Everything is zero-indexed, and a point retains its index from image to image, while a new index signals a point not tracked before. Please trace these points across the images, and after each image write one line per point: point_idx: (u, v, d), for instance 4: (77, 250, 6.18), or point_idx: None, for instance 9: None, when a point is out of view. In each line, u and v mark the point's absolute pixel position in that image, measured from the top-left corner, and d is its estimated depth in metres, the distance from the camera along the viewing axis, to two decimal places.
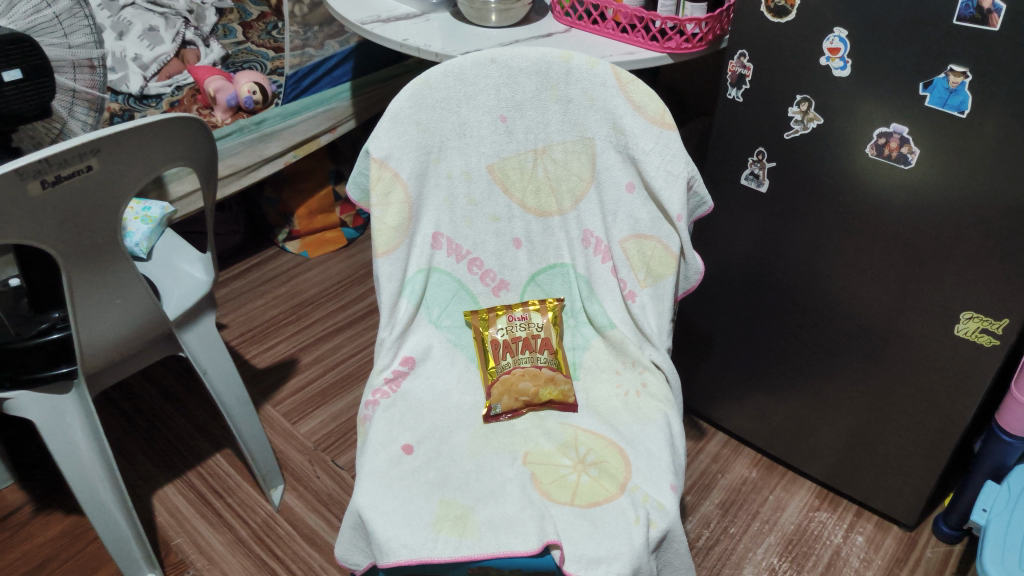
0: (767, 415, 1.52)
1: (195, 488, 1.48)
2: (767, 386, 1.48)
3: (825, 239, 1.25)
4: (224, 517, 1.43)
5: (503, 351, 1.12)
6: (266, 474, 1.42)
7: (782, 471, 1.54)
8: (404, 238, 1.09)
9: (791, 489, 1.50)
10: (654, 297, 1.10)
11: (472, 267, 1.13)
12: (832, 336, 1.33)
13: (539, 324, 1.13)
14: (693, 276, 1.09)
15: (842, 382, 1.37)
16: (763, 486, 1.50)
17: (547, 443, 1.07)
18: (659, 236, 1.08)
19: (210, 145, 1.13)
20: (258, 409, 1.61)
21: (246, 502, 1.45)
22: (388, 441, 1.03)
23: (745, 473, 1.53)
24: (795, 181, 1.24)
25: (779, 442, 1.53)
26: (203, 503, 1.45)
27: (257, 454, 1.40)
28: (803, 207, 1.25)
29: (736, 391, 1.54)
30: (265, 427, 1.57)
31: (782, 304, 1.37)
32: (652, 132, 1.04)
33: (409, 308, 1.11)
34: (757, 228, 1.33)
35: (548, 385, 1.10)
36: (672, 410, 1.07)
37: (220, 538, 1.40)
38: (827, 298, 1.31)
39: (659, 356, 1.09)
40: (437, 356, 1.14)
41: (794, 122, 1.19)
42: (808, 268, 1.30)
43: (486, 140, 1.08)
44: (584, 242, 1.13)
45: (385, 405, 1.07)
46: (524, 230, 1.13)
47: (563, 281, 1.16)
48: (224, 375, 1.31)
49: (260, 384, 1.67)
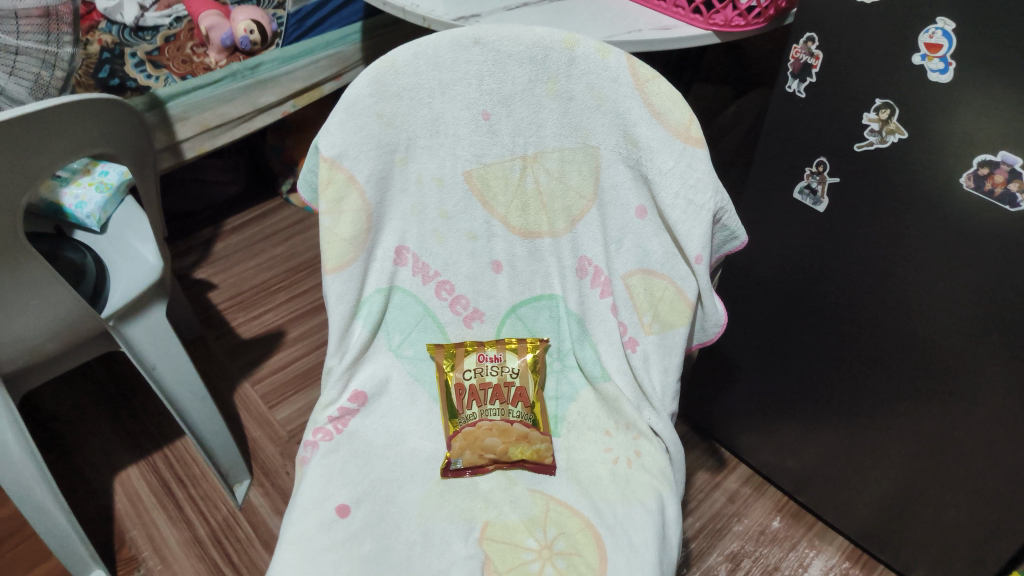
0: (801, 459, 1.31)
1: (161, 476, 1.37)
2: (803, 427, 1.27)
3: (890, 280, 1.01)
4: (184, 511, 1.32)
5: (468, 399, 0.95)
6: (229, 470, 1.31)
7: (809, 521, 1.35)
8: (360, 252, 0.88)
9: (817, 545, 1.31)
10: (660, 348, 0.88)
11: (440, 291, 0.95)
12: (887, 390, 1.10)
13: (515, 368, 0.96)
14: (712, 328, 0.87)
15: (892, 441, 1.14)
16: (784, 538, 1.32)
17: (512, 515, 0.88)
18: (673, 275, 0.85)
19: (110, 119, 0.95)
20: (236, 389, 1.50)
21: (209, 496, 1.34)
22: (327, 496, 0.85)
23: (765, 519, 1.34)
24: (857, 205, 0.99)
25: (811, 489, 1.32)
26: (165, 493, 1.35)
27: (217, 451, 1.28)
28: (866, 237, 1.01)
29: (768, 424, 1.33)
30: (238, 411, 1.46)
31: (827, 344, 1.14)
32: (673, 147, 0.80)
33: (364, 334, 0.93)
34: (805, 253, 1.09)
35: (520, 443, 0.93)
36: (669, 492, 0.86)
37: (177, 534, 1.29)
38: (884, 345, 1.07)
39: (658, 423, 0.89)
40: (394, 391, 0.97)
41: (868, 133, 0.93)
42: (863, 309, 1.06)
43: (465, 140, 0.86)
44: (579, 275, 0.92)
45: (324, 451, 0.89)
46: (507, 252, 0.93)
47: (550, 316, 0.97)
48: (177, 371, 1.18)
49: (241, 359, 1.57)
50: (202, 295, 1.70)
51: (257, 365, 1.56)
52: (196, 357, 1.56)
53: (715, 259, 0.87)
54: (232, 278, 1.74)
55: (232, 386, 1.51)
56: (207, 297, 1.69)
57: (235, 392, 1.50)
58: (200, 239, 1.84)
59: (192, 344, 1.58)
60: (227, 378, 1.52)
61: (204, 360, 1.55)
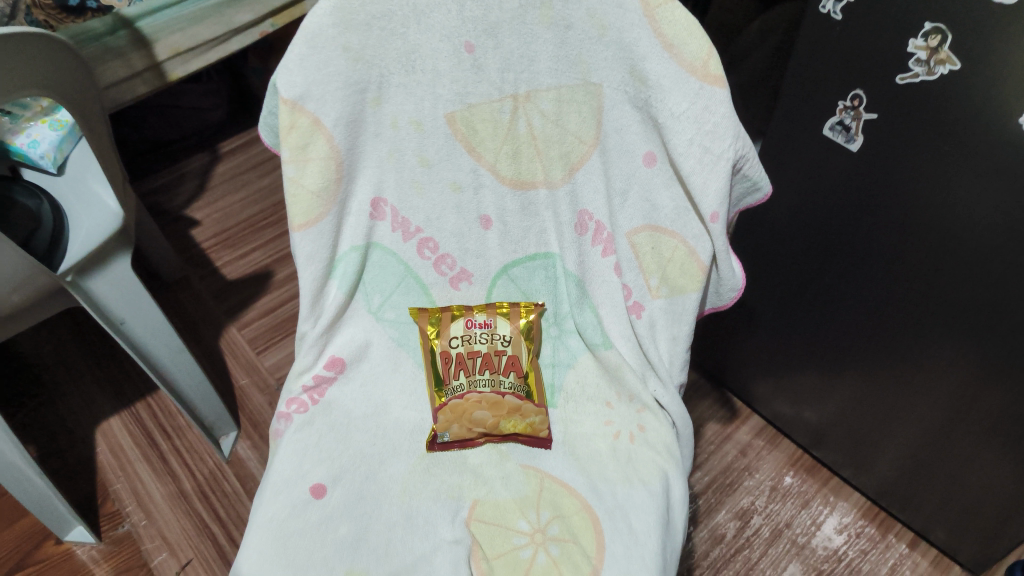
0: (818, 412, 1.23)
1: (145, 427, 1.31)
2: (821, 382, 1.18)
3: (929, 233, 0.90)
4: (169, 464, 1.27)
5: (455, 368, 0.87)
6: (213, 423, 1.25)
7: (825, 476, 1.28)
8: (330, 207, 0.78)
9: (832, 502, 1.25)
10: (668, 313, 0.79)
11: (423, 250, 0.85)
12: (917, 350, 1.00)
13: (506, 335, 0.87)
14: (727, 292, 0.78)
15: (918, 401, 1.05)
16: (798, 494, 1.25)
17: (503, 493, 0.81)
18: (684, 234, 0.75)
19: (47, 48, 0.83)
20: (222, 333, 1.43)
21: (195, 449, 1.29)
22: (302, 475, 0.77)
23: (777, 474, 1.27)
24: (896, 148, 0.87)
25: (828, 444, 1.25)
26: (150, 446, 1.29)
27: (200, 406, 1.21)
28: (904, 183, 0.89)
29: (783, 376, 1.25)
30: (224, 357, 1.39)
31: (853, 300, 1.04)
32: (688, 86, 0.68)
33: (339, 297, 0.84)
34: (833, 199, 0.98)
35: (512, 416, 0.85)
36: (675, 470, 0.78)
37: (163, 489, 1.24)
38: (917, 303, 0.96)
39: (665, 396, 0.81)
40: (376, 357, 0.88)
41: (913, 62, 0.80)
42: (897, 263, 0.95)
43: (445, 76, 0.74)
44: (578, 233, 0.82)
45: (298, 425, 0.81)
46: (497, 206, 0.82)
47: (545, 277, 0.87)
48: (151, 325, 1.09)
49: (228, 302, 1.48)
50: (185, 233, 1.60)
51: (243, 309, 1.47)
52: (179, 300, 1.47)
53: (732, 213, 0.77)
54: (217, 214, 1.64)
55: (217, 332, 1.43)
56: (191, 235, 1.59)
57: (221, 338, 1.42)
58: (183, 170, 1.73)
59: (175, 285, 1.50)
60: (213, 322, 1.44)
61: (188, 303, 1.47)
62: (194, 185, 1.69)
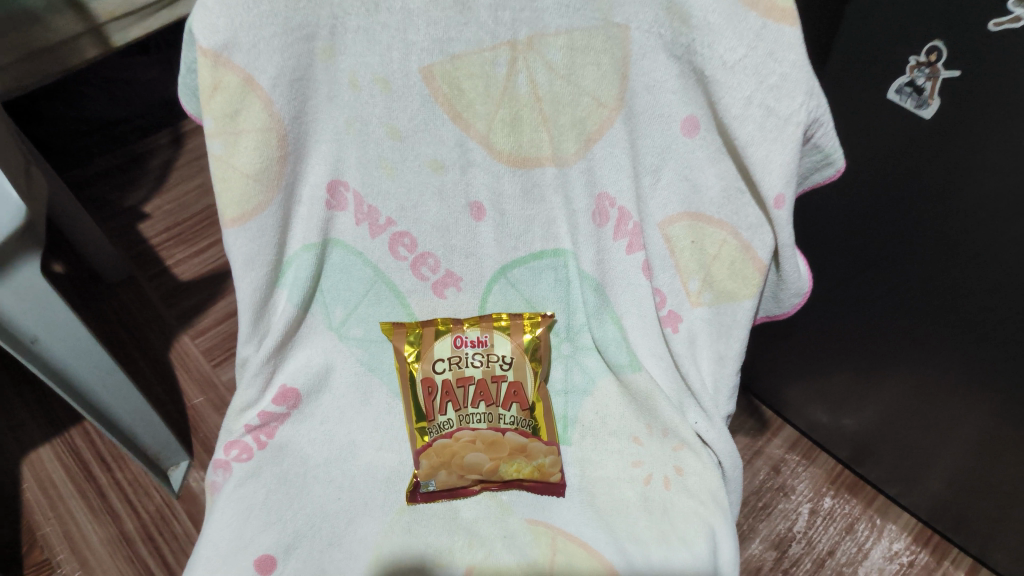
0: (861, 423, 1.03)
1: (81, 456, 1.11)
2: (851, 392, 1.00)
3: (993, 242, 0.64)
4: (106, 500, 1.06)
5: (442, 401, 0.68)
6: (158, 453, 1.05)
7: (869, 495, 1.11)
8: (273, 194, 0.61)
9: (879, 525, 1.08)
10: (714, 325, 0.61)
11: (397, 247, 0.66)
12: (967, 378, 0.77)
13: (507, 357, 0.68)
14: (789, 299, 0.59)
15: (968, 437, 0.83)
16: (841, 515, 1.08)
17: (507, 557, 0.61)
18: (734, 224, 0.57)
19: None
20: (173, 344, 1.21)
21: (138, 480, 1.08)
22: (244, 545, 0.59)
23: (816, 494, 1.10)
24: (949, 148, 0.62)
25: (871, 459, 1.07)
26: (85, 478, 1.08)
27: (141, 435, 1.01)
28: (968, 174, 0.62)
29: (816, 376, 1.04)
30: (173, 369, 1.18)
31: (887, 328, 0.81)
32: (744, 25, 0.48)
33: (289, 310, 0.66)
34: (862, 207, 0.73)
35: (514, 459, 0.67)
36: (722, 526, 0.59)
37: (98, 530, 1.03)
38: (969, 325, 0.72)
39: (710, 430, 0.62)
40: (340, 384, 0.71)
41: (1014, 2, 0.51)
42: (943, 270, 0.70)
43: (419, 17, 0.54)
44: (598, 224, 0.63)
45: (239, 479, 0.63)
46: (490, 191, 0.63)
47: (554, 282, 0.68)
48: (79, 351, 0.85)
49: (178, 307, 1.26)
50: (132, 228, 1.38)
51: (196, 312, 1.25)
52: (122, 306, 1.26)
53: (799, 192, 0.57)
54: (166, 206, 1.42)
55: (166, 340, 1.22)
56: (138, 230, 1.37)
57: (171, 348, 1.20)
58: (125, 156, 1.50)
59: (118, 288, 1.29)
60: (161, 330, 1.23)
61: (132, 309, 1.26)
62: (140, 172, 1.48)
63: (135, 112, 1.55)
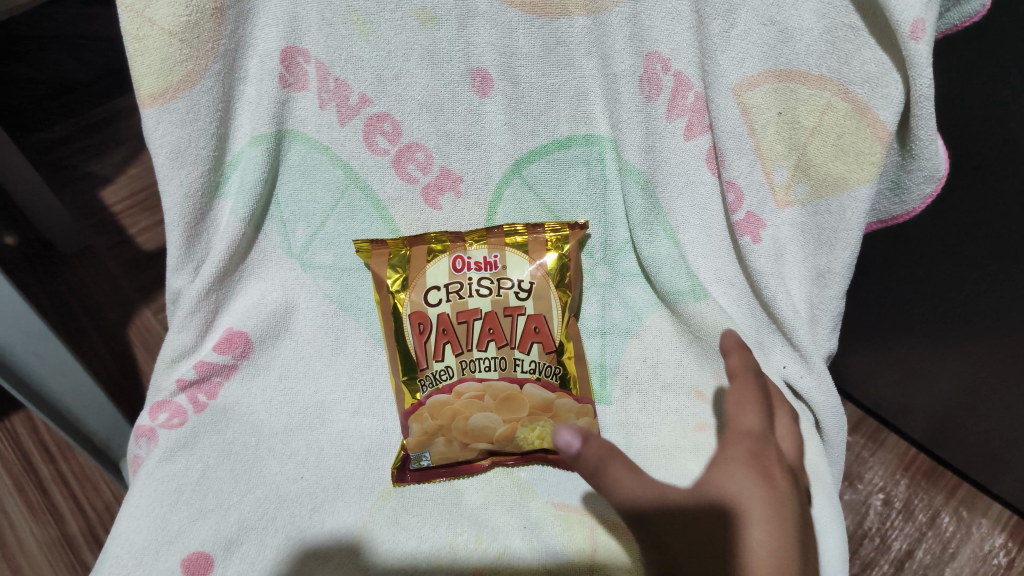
0: (958, 409, 0.68)
1: (18, 447, 0.81)
2: (908, 365, 0.69)
3: None
4: (48, 496, 0.77)
5: (437, 342, 0.51)
6: (107, 440, 0.71)
7: (950, 483, 0.77)
8: (209, 63, 0.46)
9: (966, 520, 0.74)
10: (809, 229, 0.46)
11: (374, 137, 0.51)
12: None
13: (526, 282, 0.52)
14: (916, 191, 0.42)
15: None
16: (920, 507, 0.76)
17: (521, 544, 0.47)
18: (841, 83, 0.41)
19: None
20: (133, 317, 0.91)
21: (88, 473, 0.79)
22: (171, 539, 0.44)
23: (888, 482, 0.78)
24: None
25: (953, 443, 0.73)
26: (20, 472, 0.79)
27: (88, 420, 0.67)
28: None
29: (889, 342, 0.69)
30: (132, 348, 0.88)
31: (990, 256, 0.53)
32: None
33: (234, 224, 0.51)
34: None
35: (537, 421, 0.51)
36: (827, 509, 0.43)
37: (36, 534, 0.74)
38: None
39: (807, 377, 0.47)
40: (303, 328, 0.56)
41: None
42: None
43: None
44: (647, 96, 0.46)
45: (164, 452, 0.47)
46: (499, 53, 0.47)
47: (585, 182, 0.52)
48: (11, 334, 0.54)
49: (146, 279, 0.95)
50: (89, 195, 1.05)
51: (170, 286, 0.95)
52: (79, 279, 0.95)
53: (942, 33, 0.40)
54: (146, 163, 1.09)
55: (126, 316, 0.91)
56: (98, 199, 1.04)
57: (132, 327, 0.90)
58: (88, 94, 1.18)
59: (74, 260, 0.97)
60: (124, 305, 0.92)
61: (94, 283, 0.94)
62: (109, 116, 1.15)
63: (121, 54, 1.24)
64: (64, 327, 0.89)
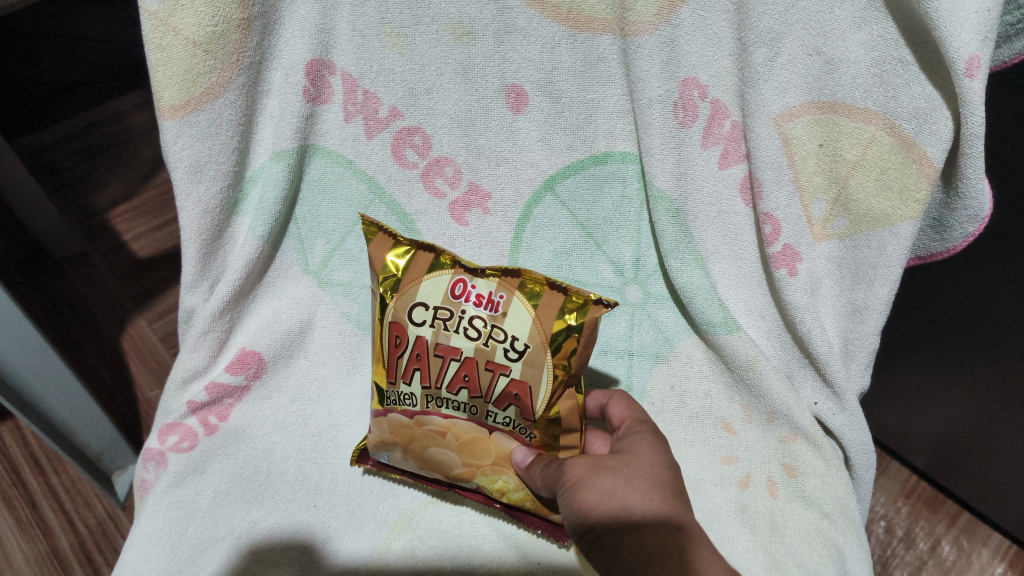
0: (965, 442, 0.67)
1: (8, 460, 0.78)
2: (912, 398, 0.68)
3: None
4: (38, 512, 0.74)
5: (406, 364, 0.46)
6: (100, 454, 0.70)
7: (950, 511, 0.76)
8: (232, 76, 0.45)
9: (967, 549, 0.73)
10: (845, 265, 0.45)
11: (403, 151, 0.51)
12: None
13: (520, 342, 0.44)
14: (958, 230, 0.41)
15: None
16: (920, 536, 0.75)
17: (557, 546, 0.47)
18: (882, 122, 0.40)
19: None
20: (125, 325, 0.88)
21: (79, 487, 0.76)
22: (181, 569, 0.43)
23: (889, 508, 0.77)
24: None
25: (956, 473, 0.72)
26: (9, 485, 0.76)
27: (83, 435, 0.66)
28: None
29: (899, 375, 0.68)
30: (124, 357, 0.86)
31: (1007, 292, 0.52)
32: None
33: (251, 242, 0.50)
34: None
35: (500, 473, 0.47)
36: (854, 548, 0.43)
37: (25, 550, 0.71)
38: None
39: (838, 415, 0.47)
40: (317, 347, 0.55)
41: None
42: None
43: None
44: (682, 122, 0.45)
45: (173, 479, 0.47)
46: (537, 69, 0.46)
47: (619, 200, 0.51)
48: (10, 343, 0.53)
49: (139, 286, 0.93)
50: (83, 199, 1.02)
51: (164, 294, 0.92)
52: (71, 286, 0.92)
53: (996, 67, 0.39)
54: (142, 167, 1.07)
55: (119, 325, 0.89)
56: (93, 203, 1.02)
57: (124, 335, 0.88)
58: (94, 97, 1.15)
59: (69, 268, 0.94)
60: (116, 312, 0.89)
61: (84, 290, 0.92)
62: (114, 117, 1.13)
63: (126, 55, 1.21)
64: (54, 335, 0.87)
